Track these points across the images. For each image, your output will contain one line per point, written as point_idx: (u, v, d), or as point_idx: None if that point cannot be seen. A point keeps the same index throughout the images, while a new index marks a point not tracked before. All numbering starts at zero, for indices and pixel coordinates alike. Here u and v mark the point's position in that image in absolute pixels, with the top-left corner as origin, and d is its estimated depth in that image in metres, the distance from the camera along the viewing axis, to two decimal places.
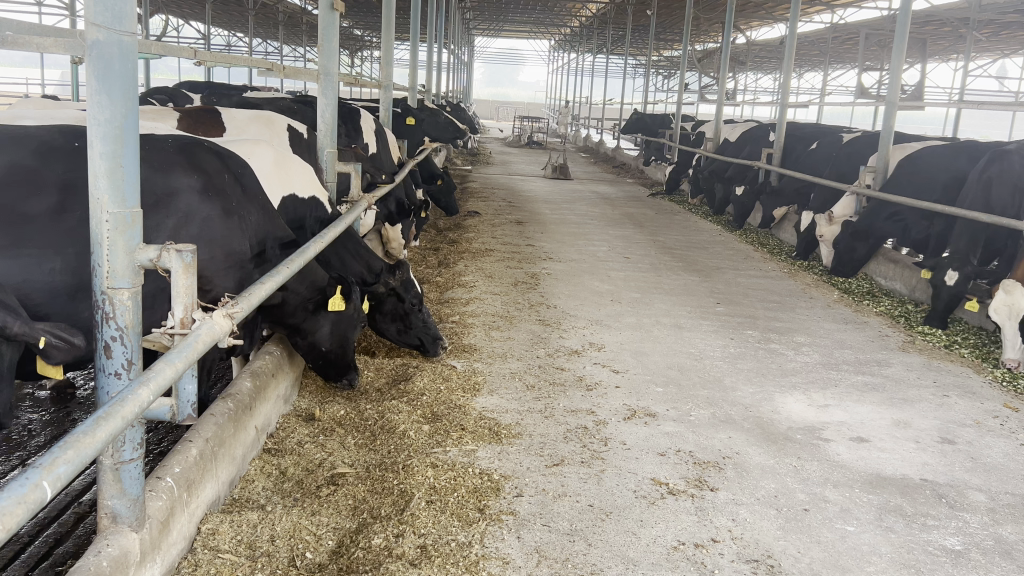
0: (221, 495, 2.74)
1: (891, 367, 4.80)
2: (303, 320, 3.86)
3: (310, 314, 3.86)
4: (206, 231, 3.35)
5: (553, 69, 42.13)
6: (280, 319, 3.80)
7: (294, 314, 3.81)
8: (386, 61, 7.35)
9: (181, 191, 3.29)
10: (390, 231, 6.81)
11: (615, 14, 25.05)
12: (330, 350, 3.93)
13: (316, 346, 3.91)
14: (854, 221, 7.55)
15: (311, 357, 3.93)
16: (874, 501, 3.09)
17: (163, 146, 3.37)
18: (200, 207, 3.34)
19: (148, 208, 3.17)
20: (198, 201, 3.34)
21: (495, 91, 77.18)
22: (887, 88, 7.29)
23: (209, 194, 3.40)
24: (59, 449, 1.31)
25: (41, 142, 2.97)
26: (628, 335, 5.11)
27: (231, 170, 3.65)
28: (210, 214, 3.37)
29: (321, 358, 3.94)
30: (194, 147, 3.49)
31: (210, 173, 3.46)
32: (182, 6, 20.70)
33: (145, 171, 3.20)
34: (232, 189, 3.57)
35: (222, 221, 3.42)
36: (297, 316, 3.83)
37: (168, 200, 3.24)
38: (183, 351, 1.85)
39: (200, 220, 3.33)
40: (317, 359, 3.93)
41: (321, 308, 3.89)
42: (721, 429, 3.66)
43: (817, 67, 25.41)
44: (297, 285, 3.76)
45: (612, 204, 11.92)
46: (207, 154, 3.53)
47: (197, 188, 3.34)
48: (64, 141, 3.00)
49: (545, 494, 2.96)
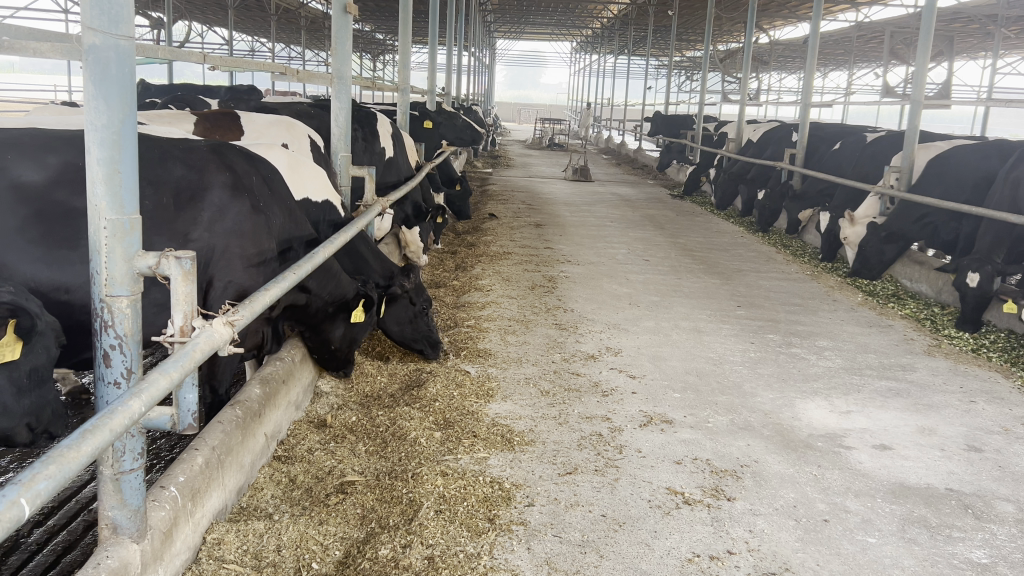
0: (228, 504, 2.71)
1: (916, 372, 4.69)
2: (322, 320, 3.93)
3: (330, 316, 3.94)
4: (238, 226, 3.34)
5: (575, 70, 42.05)
6: (301, 317, 3.86)
7: (315, 315, 3.89)
8: (404, 65, 7.31)
9: (212, 187, 3.27)
10: (408, 235, 6.78)
11: (637, 15, 24.92)
12: (339, 350, 3.98)
13: (329, 343, 3.95)
14: (881, 223, 7.40)
15: (320, 353, 3.94)
16: (897, 512, 3.00)
17: (192, 144, 3.36)
18: (230, 203, 3.32)
19: (184, 203, 3.18)
20: (228, 197, 3.32)
21: (517, 94, 77.28)
22: (912, 86, 7.14)
23: (238, 191, 3.38)
24: (40, 464, 1.27)
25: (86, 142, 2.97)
26: (646, 340, 5.03)
27: (259, 170, 3.63)
28: (240, 211, 3.35)
29: (330, 354, 3.97)
30: (221, 146, 3.48)
31: (238, 172, 3.44)
32: (206, 12, 20.88)
33: (179, 167, 3.20)
34: (260, 187, 3.56)
35: (252, 217, 3.40)
36: (319, 317, 3.90)
37: (199, 194, 3.23)
38: (180, 360, 1.81)
39: (230, 217, 3.31)
40: (325, 354, 3.95)
41: (341, 312, 3.97)
42: (740, 437, 3.58)
43: (843, 66, 25.10)
44: (322, 287, 3.86)
45: (633, 206, 11.82)
46: (236, 154, 3.51)
47: (227, 184, 3.32)
48: None
49: (556, 504, 2.90)
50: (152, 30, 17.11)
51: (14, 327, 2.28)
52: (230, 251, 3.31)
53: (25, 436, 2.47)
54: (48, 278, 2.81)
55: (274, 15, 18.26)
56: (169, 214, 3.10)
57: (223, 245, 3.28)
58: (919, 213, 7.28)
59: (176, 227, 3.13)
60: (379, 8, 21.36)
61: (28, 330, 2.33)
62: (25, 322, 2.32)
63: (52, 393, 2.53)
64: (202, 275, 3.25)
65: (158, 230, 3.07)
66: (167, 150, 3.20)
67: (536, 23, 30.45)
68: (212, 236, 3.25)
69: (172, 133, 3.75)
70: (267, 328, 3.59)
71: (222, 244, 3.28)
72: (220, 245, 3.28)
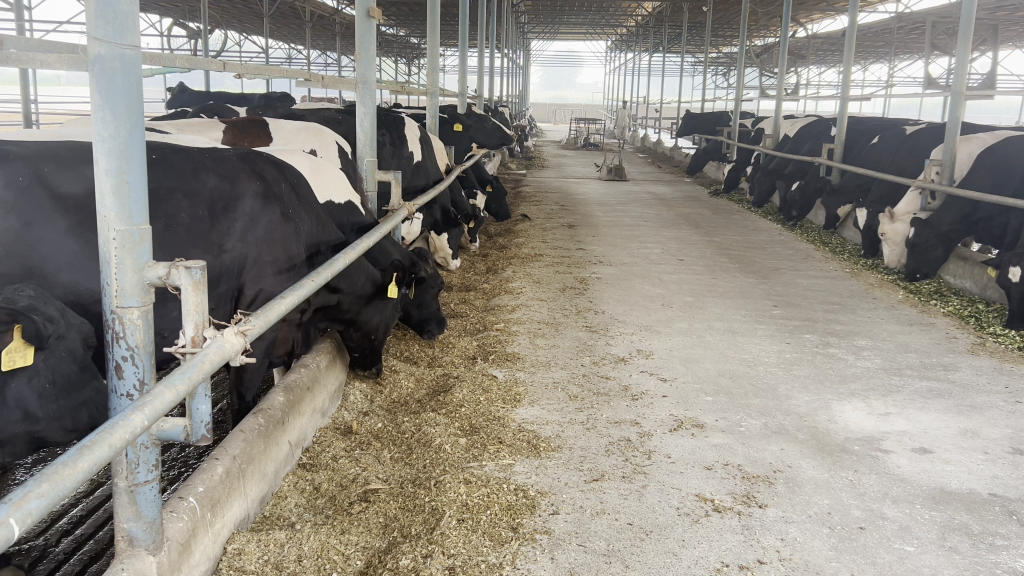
0: (250, 513, 2.69)
1: (959, 371, 4.55)
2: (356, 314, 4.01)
3: (363, 305, 4.02)
4: (269, 235, 3.32)
5: (610, 69, 41.83)
6: (335, 315, 3.94)
7: (349, 310, 3.96)
8: (433, 68, 7.27)
9: (243, 197, 3.24)
10: (437, 240, 6.79)
11: (671, 12, 24.70)
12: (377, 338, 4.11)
13: (367, 337, 4.07)
14: (925, 220, 7.18)
15: (358, 347, 4.07)
16: (936, 518, 2.89)
17: (221, 153, 3.34)
18: (262, 213, 3.30)
19: (218, 214, 3.14)
20: (259, 207, 3.30)
21: (553, 94, 77.22)
22: (953, 77, 6.92)
23: (269, 200, 3.36)
24: (33, 482, 1.25)
25: None
26: (679, 341, 4.94)
27: (287, 177, 3.62)
28: (271, 219, 3.34)
29: (367, 348, 4.09)
30: (250, 154, 3.46)
31: (268, 180, 3.43)
32: (243, 21, 21.13)
33: (212, 178, 3.15)
34: (289, 195, 3.54)
35: (282, 225, 3.38)
36: (352, 310, 3.98)
37: (232, 204, 3.20)
38: (188, 371, 1.78)
39: (261, 225, 3.30)
40: (363, 347, 4.07)
41: (374, 299, 4.07)
42: (773, 441, 3.49)
43: (883, 59, 24.60)
44: (353, 286, 3.90)
45: (668, 205, 11.68)
46: (265, 162, 3.49)
47: (257, 193, 3.30)
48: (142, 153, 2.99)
49: (582, 512, 2.84)
50: (190, 41, 17.35)
51: (20, 332, 2.21)
52: (261, 259, 3.30)
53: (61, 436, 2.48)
54: (90, 290, 2.71)
55: (308, 22, 18.38)
56: (203, 226, 3.06)
57: (255, 254, 3.27)
58: (965, 209, 7.05)
59: (212, 239, 3.10)
60: (411, 12, 21.43)
61: (36, 334, 2.26)
62: (29, 327, 2.25)
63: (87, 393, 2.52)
64: (234, 284, 3.24)
65: (195, 242, 3.03)
66: (199, 161, 3.15)
67: (570, 23, 30.35)
68: (244, 245, 3.24)
69: (197, 141, 3.75)
70: (299, 331, 3.58)
71: (253, 253, 3.27)
72: (253, 254, 3.27)
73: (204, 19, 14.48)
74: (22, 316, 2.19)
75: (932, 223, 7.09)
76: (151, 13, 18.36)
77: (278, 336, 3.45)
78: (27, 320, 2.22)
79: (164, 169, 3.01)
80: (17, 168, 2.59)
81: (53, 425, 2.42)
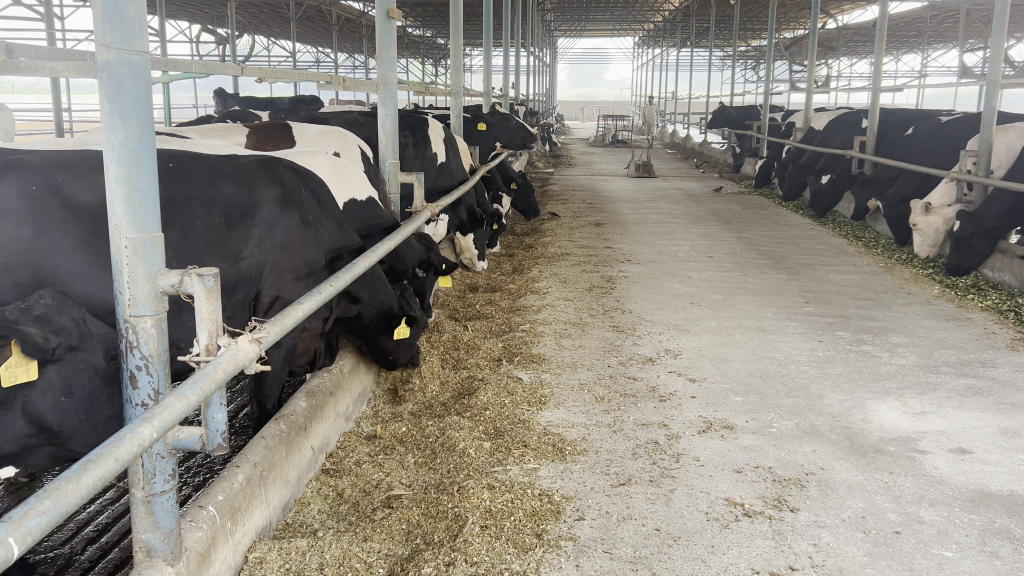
0: (272, 520, 2.67)
1: (998, 368, 4.42)
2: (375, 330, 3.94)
3: (382, 328, 3.94)
4: (288, 241, 3.30)
5: (637, 66, 41.59)
6: (355, 328, 3.88)
7: (369, 326, 3.90)
8: (456, 69, 7.24)
9: (261, 203, 3.23)
10: (462, 241, 6.77)
11: (698, 7, 24.47)
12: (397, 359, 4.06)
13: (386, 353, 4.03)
14: (972, 217, 6.92)
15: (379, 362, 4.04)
16: (976, 522, 2.79)
17: (240, 159, 3.32)
18: (281, 218, 3.29)
19: (235, 221, 3.12)
20: (278, 212, 3.30)
21: (582, 92, 77.02)
22: (987, 65, 6.72)
23: (287, 205, 3.34)
24: (34, 499, 1.24)
25: None
26: (707, 340, 4.87)
27: (308, 183, 3.59)
28: (290, 225, 3.32)
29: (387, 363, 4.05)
30: (270, 161, 3.44)
31: (288, 185, 3.41)
32: (270, 25, 21.32)
33: (230, 185, 3.14)
34: (308, 200, 3.51)
35: (301, 231, 3.37)
36: (371, 326, 3.92)
37: (250, 211, 3.18)
38: (200, 380, 1.75)
39: (280, 232, 3.28)
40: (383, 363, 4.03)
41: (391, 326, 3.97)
42: (805, 442, 3.41)
43: (915, 48, 24.15)
44: (374, 297, 3.81)
45: (698, 201, 11.53)
46: (285, 167, 3.48)
47: (276, 199, 3.29)
48: (160, 161, 2.99)
49: (608, 518, 2.78)
50: (218, 46, 17.49)
51: (17, 348, 2.13)
52: (279, 266, 3.27)
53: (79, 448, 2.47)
54: (105, 300, 2.67)
55: (334, 22, 18.46)
56: (221, 233, 3.04)
57: (273, 260, 3.24)
58: (1008, 201, 6.89)
59: (229, 246, 3.07)
60: (437, 12, 21.40)
61: (36, 347, 2.19)
62: (30, 342, 2.17)
63: (109, 410, 2.51)
64: (253, 290, 3.22)
65: (212, 250, 3.00)
66: (218, 169, 3.14)
67: (596, 20, 30.21)
68: (263, 252, 3.21)
69: (217, 146, 3.73)
70: (321, 342, 3.56)
71: (272, 260, 3.24)
72: (272, 260, 3.24)
73: (233, 23, 14.52)
74: (15, 331, 2.10)
75: (978, 217, 6.88)
76: (181, 19, 18.53)
77: (299, 344, 3.43)
78: (24, 334, 2.12)
79: (180, 178, 2.99)
80: (29, 178, 2.59)
81: (75, 437, 2.44)
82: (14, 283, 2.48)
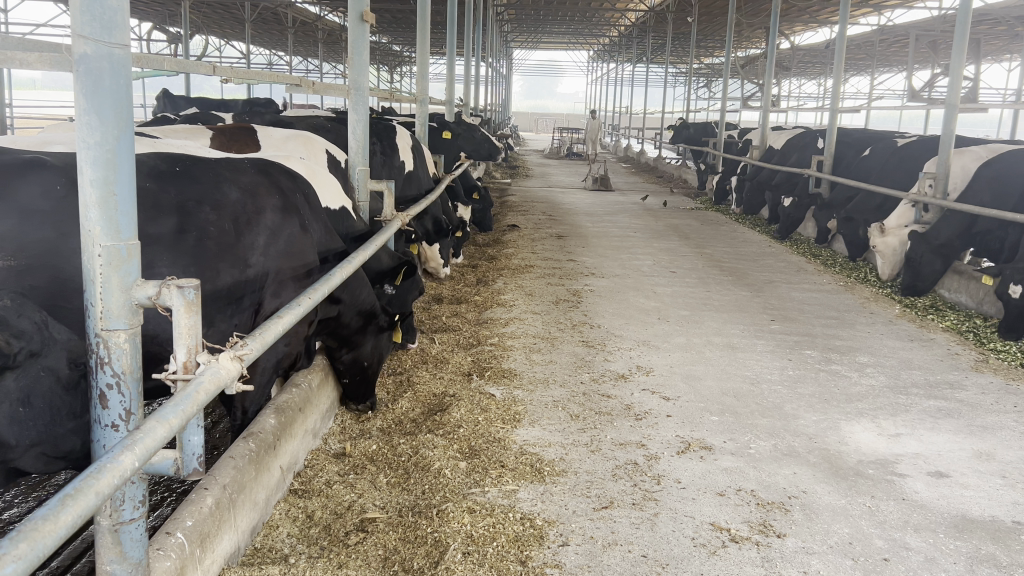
0: (241, 545, 2.52)
1: (965, 390, 4.44)
2: (353, 331, 3.84)
3: (360, 328, 3.86)
4: (290, 247, 3.18)
5: (592, 79, 41.78)
6: (333, 330, 3.75)
7: (347, 325, 3.78)
8: (423, 75, 7.11)
9: (265, 210, 3.09)
10: (428, 250, 6.63)
11: (654, 23, 24.68)
12: (371, 365, 3.91)
13: (360, 361, 3.87)
14: (927, 238, 7.00)
15: (350, 374, 3.84)
16: (962, 549, 2.76)
17: (238, 163, 3.18)
18: (282, 225, 3.16)
19: (241, 227, 2.97)
20: (279, 219, 3.16)
21: (535, 104, 77.35)
22: (947, 90, 6.82)
23: (288, 212, 3.22)
24: (9, 542, 1.10)
25: (149, 167, 2.76)
26: (678, 357, 4.82)
27: (300, 186, 3.47)
28: (292, 231, 3.20)
29: (360, 374, 3.86)
30: (266, 164, 3.30)
31: (285, 190, 3.28)
32: (223, 26, 20.92)
33: (234, 191, 3.00)
34: (302, 204, 3.38)
35: (301, 236, 3.25)
36: (350, 327, 3.81)
37: (253, 218, 3.04)
38: (180, 402, 1.60)
39: (283, 238, 3.14)
40: (355, 375, 3.84)
41: (370, 324, 3.91)
42: (785, 464, 3.36)
43: (864, 69, 24.61)
44: (355, 298, 3.75)
45: (656, 215, 11.55)
46: (280, 172, 3.34)
47: (278, 206, 3.16)
48: (166, 166, 2.82)
49: (593, 543, 2.69)
50: (170, 44, 17.08)
51: None
52: (281, 273, 3.13)
53: (39, 464, 2.31)
54: None
55: (290, 26, 18.14)
56: (231, 239, 2.90)
57: (276, 267, 3.10)
58: (960, 223, 7.00)
59: (237, 253, 2.93)
60: (394, 18, 21.17)
61: None
62: None
63: (75, 423, 2.34)
64: (257, 297, 3.06)
65: (222, 256, 2.86)
66: (219, 173, 2.99)
67: (554, 32, 30.28)
68: (269, 258, 3.08)
69: (189, 146, 3.54)
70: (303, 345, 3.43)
71: (276, 268, 3.10)
72: (275, 268, 3.10)
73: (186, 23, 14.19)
74: None
75: (929, 237, 6.99)
76: (132, 16, 18.08)
77: (286, 351, 3.30)
78: None
79: (187, 181, 2.85)
80: (53, 178, 2.50)
81: (30, 452, 2.27)
82: (30, 288, 2.36)
